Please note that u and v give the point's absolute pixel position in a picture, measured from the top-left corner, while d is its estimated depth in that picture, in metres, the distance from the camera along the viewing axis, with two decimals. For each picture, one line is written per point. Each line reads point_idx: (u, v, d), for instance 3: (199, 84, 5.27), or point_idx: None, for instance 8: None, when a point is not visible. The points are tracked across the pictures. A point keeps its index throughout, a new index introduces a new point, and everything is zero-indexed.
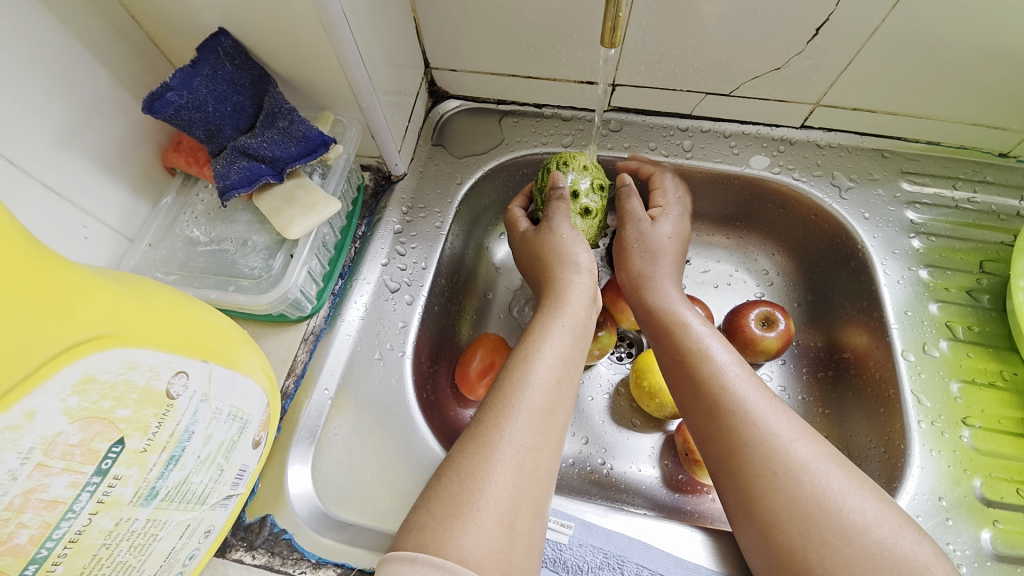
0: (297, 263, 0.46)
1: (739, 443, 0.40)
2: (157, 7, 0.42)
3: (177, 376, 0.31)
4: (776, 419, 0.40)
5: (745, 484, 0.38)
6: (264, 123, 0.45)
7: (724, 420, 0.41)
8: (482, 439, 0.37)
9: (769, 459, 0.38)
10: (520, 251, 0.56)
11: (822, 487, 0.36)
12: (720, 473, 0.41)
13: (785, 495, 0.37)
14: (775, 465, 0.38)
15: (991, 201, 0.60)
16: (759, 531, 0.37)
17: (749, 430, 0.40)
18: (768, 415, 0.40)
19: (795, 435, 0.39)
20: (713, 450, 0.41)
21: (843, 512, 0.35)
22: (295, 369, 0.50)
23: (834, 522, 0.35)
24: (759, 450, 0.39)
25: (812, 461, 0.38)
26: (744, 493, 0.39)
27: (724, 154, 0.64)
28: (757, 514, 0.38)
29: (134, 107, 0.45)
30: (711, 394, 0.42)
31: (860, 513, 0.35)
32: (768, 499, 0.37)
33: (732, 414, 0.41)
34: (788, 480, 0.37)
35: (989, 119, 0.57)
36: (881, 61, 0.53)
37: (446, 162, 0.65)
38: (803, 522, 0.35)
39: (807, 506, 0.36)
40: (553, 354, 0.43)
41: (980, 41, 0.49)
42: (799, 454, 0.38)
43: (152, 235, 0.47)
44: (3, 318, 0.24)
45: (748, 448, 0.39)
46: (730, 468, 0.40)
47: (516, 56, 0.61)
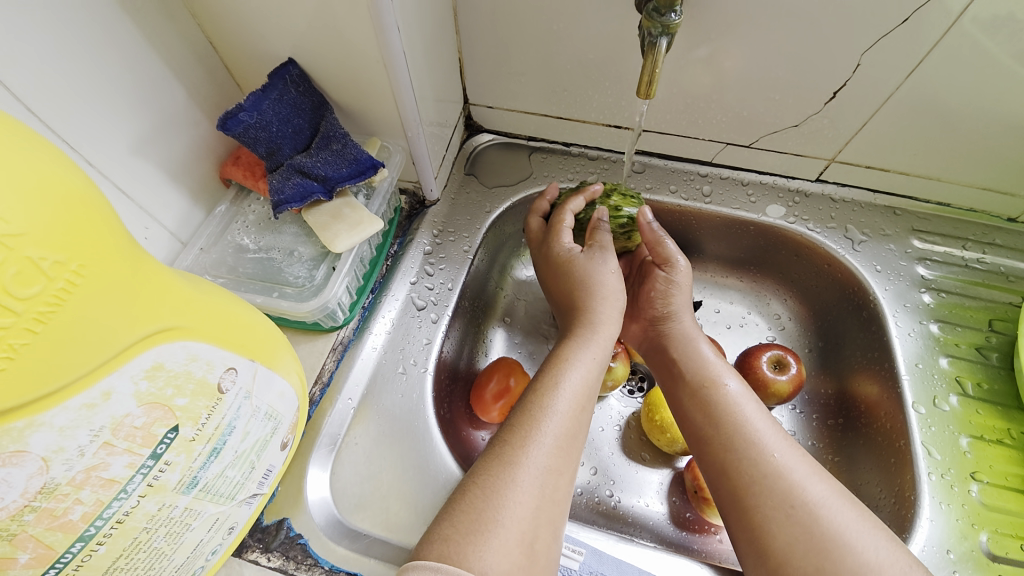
0: (339, 276, 0.49)
1: (761, 474, 0.41)
2: (237, 37, 0.47)
3: (227, 372, 0.33)
4: (792, 455, 0.42)
5: (762, 516, 0.39)
6: (319, 145, 0.49)
7: (743, 453, 0.42)
8: (505, 459, 0.38)
9: (788, 493, 0.39)
10: (555, 268, 0.55)
11: (837, 524, 0.38)
12: (732, 509, 0.41)
13: (801, 529, 0.38)
14: (793, 500, 0.39)
15: (1000, 264, 0.62)
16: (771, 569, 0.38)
17: (772, 466, 0.41)
18: (786, 451, 0.42)
19: (810, 473, 0.41)
20: (727, 489, 0.42)
21: (858, 549, 0.37)
22: (321, 377, 0.53)
23: (848, 558, 0.36)
24: (778, 484, 0.40)
25: (826, 498, 0.39)
26: (755, 528, 0.40)
27: (742, 201, 0.67)
28: (769, 552, 0.38)
29: (203, 122, 0.49)
30: (732, 425, 0.44)
31: (873, 552, 0.36)
32: (783, 533, 0.38)
33: (752, 449, 0.42)
34: (806, 514, 0.38)
35: (998, 185, 0.60)
36: (894, 124, 0.57)
37: (477, 191, 0.69)
38: (819, 558, 0.37)
39: (823, 541, 0.37)
40: (578, 381, 0.44)
41: (986, 112, 0.53)
42: (813, 491, 0.39)
43: (204, 240, 0.50)
44: (102, 302, 0.25)
45: (769, 479, 0.40)
46: (743, 507, 0.41)
47: (550, 98, 0.65)
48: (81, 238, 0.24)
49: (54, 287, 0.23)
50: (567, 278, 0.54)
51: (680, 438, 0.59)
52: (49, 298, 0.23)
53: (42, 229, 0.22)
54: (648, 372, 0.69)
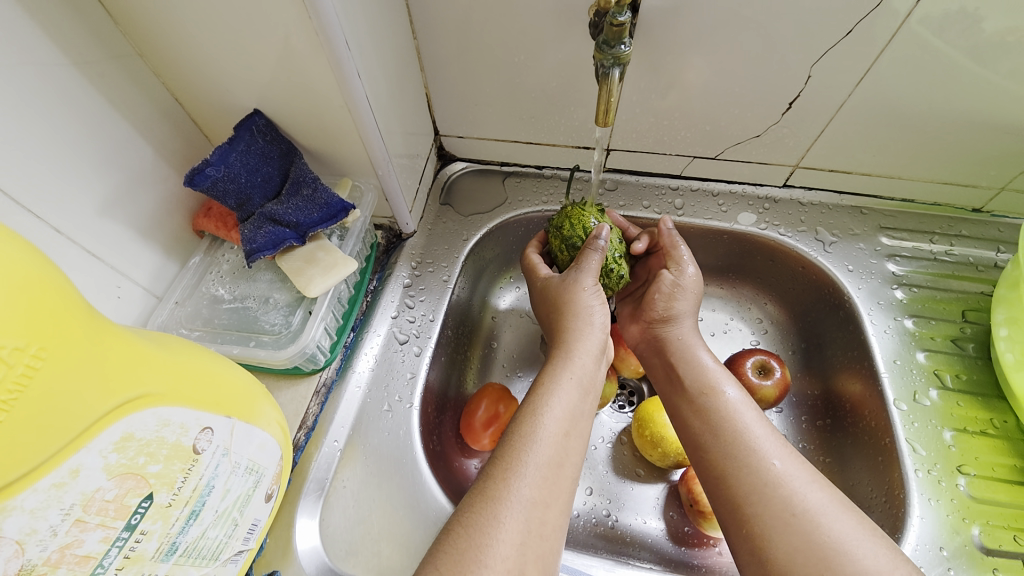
0: (316, 319, 0.48)
1: (760, 481, 0.41)
2: (203, 93, 0.48)
3: (202, 433, 0.33)
4: (789, 462, 0.42)
5: (763, 526, 0.39)
6: (289, 191, 0.49)
7: (741, 461, 0.43)
8: (488, 495, 0.38)
9: (787, 501, 0.40)
10: (541, 296, 0.57)
11: (836, 531, 0.38)
12: (733, 525, 0.41)
13: (802, 536, 0.38)
14: (793, 507, 0.39)
15: (968, 254, 0.64)
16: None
17: (767, 477, 0.41)
18: (782, 457, 0.42)
19: (805, 480, 0.41)
20: (725, 500, 0.42)
21: (856, 556, 0.36)
22: (306, 422, 0.52)
23: (849, 567, 0.36)
24: (777, 492, 0.40)
25: (821, 505, 0.39)
26: (757, 538, 0.39)
27: (713, 212, 0.69)
28: (771, 564, 0.38)
29: (172, 177, 0.50)
30: (727, 432, 0.45)
31: (872, 558, 0.36)
32: (785, 541, 0.38)
33: (749, 457, 0.43)
34: (806, 522, 0.38)
35: (958, 179, 0.62)
36: (851, 128, 0.59)
37: (453, 220, 0.70)
38: (820, 566, 0.36)
39: (824, 549, 0.37)
40: (560, 407, 0.44)
41: (934, 113, 0.55)
42: (811, 497, 0.40)
43: (178, 294, 0.50)
44: (68, 379, 0.25)
45: (768, 487, 0.41)
46: (741, 517, 0.41)
47: (518, 125, 0.67)
48: (42, 319, 0.24)
49: (15, 373, 0.23)
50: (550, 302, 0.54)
51: (672, 452, 0.59)
52: (11, 384, 0.23)
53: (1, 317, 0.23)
54: (636, 386, 0.69)
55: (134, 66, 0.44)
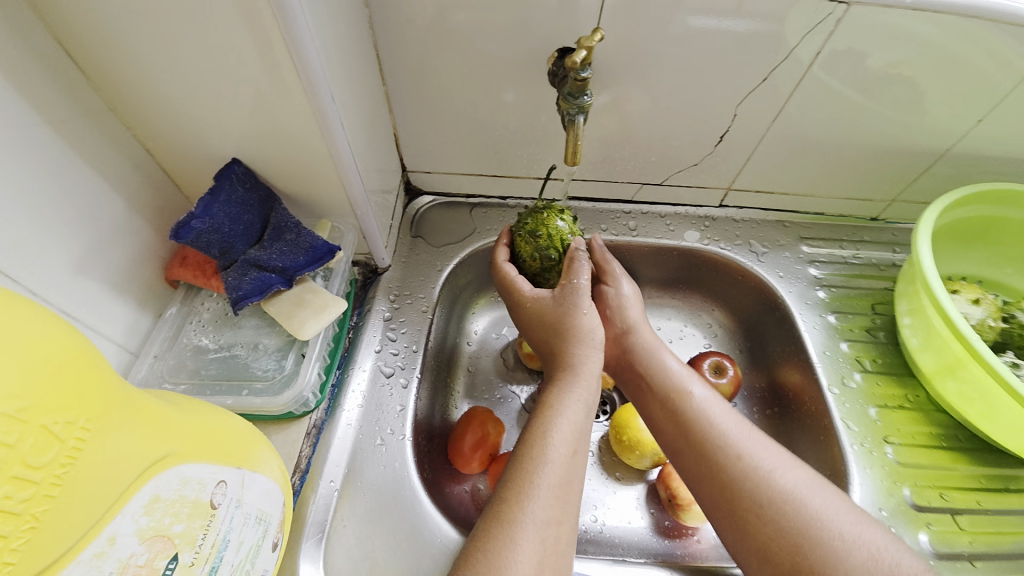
0: (309, 362, 0.48)
1: (735, 469, 0.47)
2: (176, 144, 0.48)
3: (218, 486, 0.33)
4: (759, 447, 0.48)
5: (746, 507, 0.45)
6: (271, 237, 0.50)
7: (719, 453, 0.48)
8: (502, 519, 0.41)
9: (759, 482, 0.46)
10: (529, 314, 0.56)
11: (802, 504, 0.44)
12: (718, 508, 0.47)
13: (776, 512, 0.44)
14: (765, 487, 0.45)
15: (872, 257, 0.76)
16: (758, 556, 0.44)
17: (747, 471, 0.47)
18: (751, 444, 0.48)
19: (781, 464, 0.47)
20: (711, 488, 0.48)
21: (822, 521, 0.43)
22: (300, 465, 0.52)
23: (816, 531, 0.42)
24: (751, 475, 0.46)
25: (791, 481, 0.45)
26: (743, 518, 0.45)
27: (662, 231, 0.76)
28: (754, 537, 0.44)
29: (144, 228, 0.49)
30: (705, 434, 0.50)
31: (834, 520, 0.43)
32: (763, 518, 0.44)
33: (723, 448, 0.48)
34: (775, 499, 0.45)
35: (856, 194, 0.74)
36: (770, 156, 0.69)
37: (426, 251, 0.72)
38: (792, 535, 0.43)
39: (793, 520, 0.43)
40: (567, 427, 0.46)
41: (833, 142, 0.66)
42: (779, 475, 0.46)
43: (158, 347, 0.49)
44: (104, 447, 0.26)
45: (743, 474, 0.46)
46: (727, 501, 0.47)
47: (483, 159, 0.71)
48: (87, 390, 0.25)
49: (66, 447, 0.24)
50: (547, 322, 0.55)
51: (647, 452, 0.64)
52: (63, 458, 0.23)
53: (52, 392, 0.23)
54: (609, 396, 0.74)
55: (105, 120, 0.44)
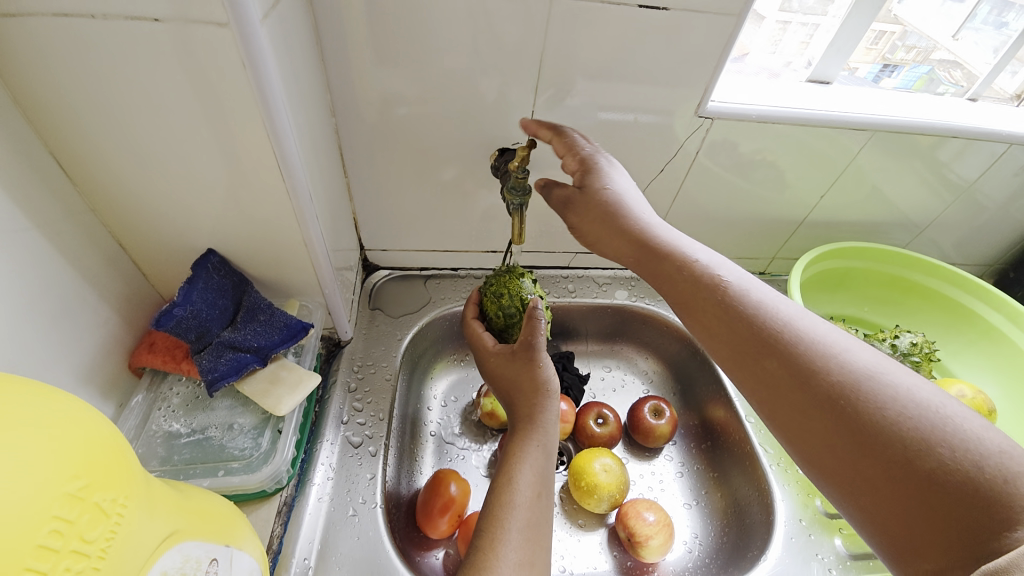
0: (286, 437, 0.50)
1: (797, 347, 0.44)
2: (152, 239, 0.51)
3: (210, 564, 0.34)
4: (827, 333, 0.45)
5: (837, 389, 0.41)
6: (245, 319, 0.53)
7: (770, 331, 0.45)
8: (479, 567, 0.44)
9: (837, 365, 0.42)
10: (494, 367, 0.62)
11: (893, 386, 0.40)
12: (796, 395, 0.43)
13: (874, 395, 0.40)
14: (848, 371, 0.41)
15: None
16: (792, 423, 0.43)
17: (797, 351, 0.44)
18: (813, 326, 0.45)
19: (850, 348, 0.43)
20: (767, 371, 0.45)
21: (923, 403, 0.38)
22: (272, 546, 0.52)
23: (921, 413, 0.38)
24: (822, 356, 0.43)
25: (871, 363, 0.42)
26: (827, 396, 0.41)
27: (596, 292, 0.88)
28: (853, 420, 0.40)
29: (112, 319, 0.50)
30: (751, 318, 0.47)
31: (934, 402, 0.39)
32: (864, 400, 0.40)
33: (785, 334, 0.45)
34: (864, 378, 0.41)
35: (745, 253, 0.91)
36: (674, 226, 0.84)
37: (386, 322, 0.77)
38: (896, 415, 0.38)
39: (891, 397, 0.39)
40: (531, 472, 0.51)
41: (720, 215, 0.83)
42: (859, 360, 0.42)
43: (122, 438, 0.48)
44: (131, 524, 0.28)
45: (812, 356, 0.43)
46: (810, 386, 0.42)
47: (436, 237, 0.80)
48: (123, 469, 0.28)
49: (110, 524, 0.26)
50: (506, 374, 0.60)
51: (604, 495, 0.70)
52: (108, 534, 0.26)
53: (100, 473, 0.26)
54: (564, 447, 0.81)
55: (85, 220, 0.47)
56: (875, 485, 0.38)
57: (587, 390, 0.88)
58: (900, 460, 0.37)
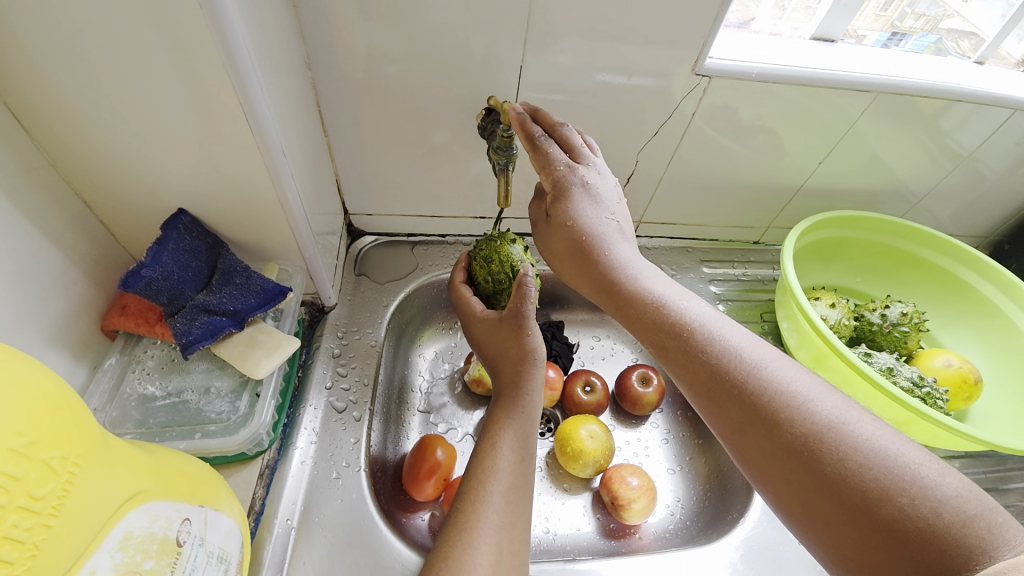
0: (265, 401, 0.50)
1: (761, 390, 0.43)
2: (119, 197, 0.49)
3: (183, 523, 0.34)
4: (795, 375, 0.43)
5: (800, 436, 0.40)
6: (220, 281, 0.52)
7: (737, 373, 0.44)
8: (460, 527, 0.45)
9: (803, 411, 0.41)
10: (482, 332, 0.61)
11: (859, 436, 0.39)
12: (759, 440, 0.42)
13: (838, 446, 0.38)
14: (813, 418, 0.40)
15: (757, 273, 0.91)
16: (757, 460, 0.42)
17: (763, 392, 0.43)
18: (781, 368, 0.44)
19: (817, 393, 0.42)
20: (731, 416, 0.44)
21: (888, 453, 0.37)
22: (254, 506, 0.52)
23: (886, 465, 0.37)
24: (787, 402, 0.42)
25: (837, 410, 0.40)
26: (788, 444, 0.40)
27: None
28: (815, 470, 0.39)
29: (81, 280, 0.49)
30: (717, 359, 0.45)
31: (900, 452, 0.37)
32: (828, 449, 0.39)
33: (751, 376, 0.44)
34: (829, 428, 0.39)
35: (739, 222, 0.89)
36: (668, 193, 0.82)
37: (371, 288, 0.76)
38: (858, 465, 0.37)
39: (856, 449, 0.38)
40: (514, 438, 0.51)
41: (715, 181, 0.81)
42: (826, 407, 0.41)
43: (97, 400, 0.47)
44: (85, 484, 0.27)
45: (777, 400, 0.42)
46: (772, 432, 0.41)
47: (422, 202, 0.77)
48: (72, 430, 0.27)
49: (57, 483, 0.26)
50: (492, 342, 0.59)
51: (589, 459, 0.70)
52: (55, 493, 0.25)
53: (44, 432, 0.25)
54: (552, 414, 0.81)
55: (45, 176, 0.45)
56: (835, 530, 0.37)
57: (576, 359, 0.88)
58: (860, 511, 0.36)
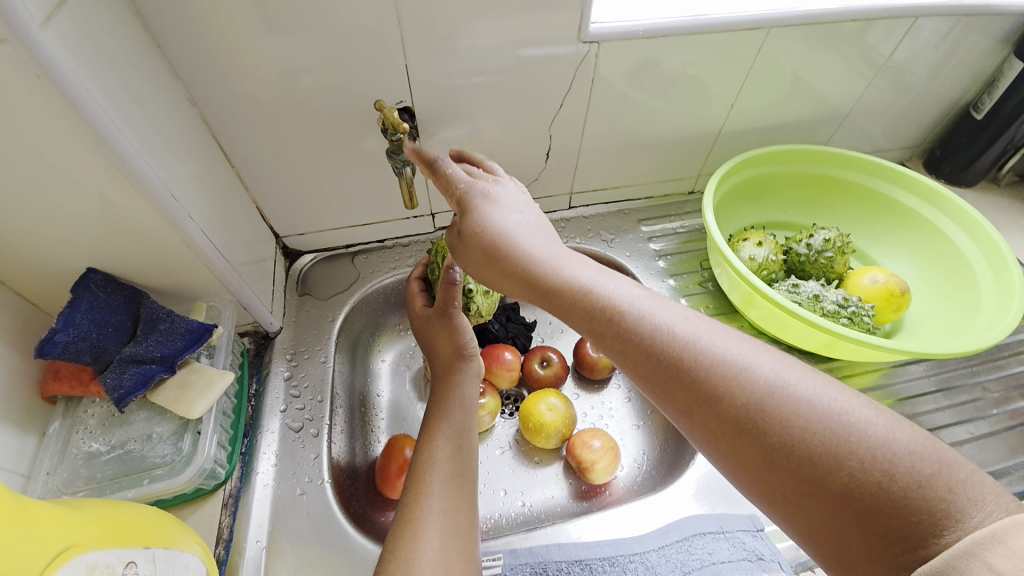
0: (206, 437, 0.52)
1: (703, 365, 0.38)
2: (27, 266, 0.50)
3: (127, 567, 0.37)
4: (736, 344, 0.39)
5: (749, 411, 0.36)
6: (145, 330, 0.53)
7: (672, 351, 0.40)
8: (406, 521, 0.47)
9: (749, 382, 0.36)
10: (421, 328, 0.64)
11: (811, 401, 0.35)
12: (707, 423, 0.37)
13: (790, 416, 0.34)
14: (759, 388, 0.36)
15: (695, 223, 0.92)
16: (712, 448, 0.37)
17: (705, 366, 0.38)
18: (720, 339, 0.39)
19: (759, 357, 0.37)
20: (676, 401, 0.39)
21: (841, 416, 0.33)
22: (222, 535, 0.55)
23: (842, 431, 0.33)
24: (732, 375, 0.37)
25: (782, 374, 0.36)
26: (740, 423, 0.36)
27: None
28: (772, 448, 0.34)
29: (9, 354, 0.49)
30: (653, 337, 0.41)
31: (857, 414, 0.33)
32: (780, 422, 0.35)
33: (691, 351, 0.39)
34: (776, 397, 0.35)
35: (670, 176, 0.90)
36: (592, 160, 0.82)
37: (316, 306, 0.77)
38: (813, 433, 0.33)
39: (809, 418, 0.34)
40: (450, 428, 0.54)
41: (636, 141, 0.81)
42: (771, 372, 0.36)
43: (47, 464, 0.49)
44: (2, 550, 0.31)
45: (720, 376, 0.37)
46: (722, 410, 0.37)
47: (350, 212, 0.78)
48: None
49: None
50: (427, 337, 0.63)
51: (552, 431, 0.73)
52: None
53: None
54: (517, 393, 0.83)
55: None
56: (800, 508, 0.33)
57: (535, 337, 0.90)
58: (819, 484, 0.33)
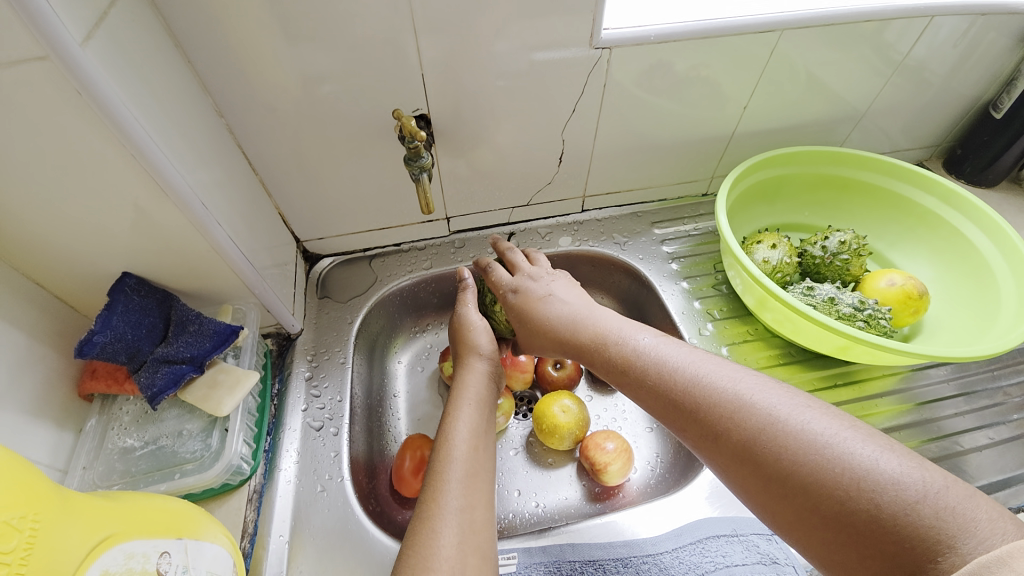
0: (234, 434, 0.55)
1: (708, 399, 0.44)
2: (66, 272, 0.52)
3: (162, 556, 0.39)
4: (741, 380, 0.45)
5: (748, 437, 0.41)
6: (176, 331, 0.56)
7: (683, 387, 0.46)
8: (425, 518, 0.48)
9: (749, 413, 0.42)
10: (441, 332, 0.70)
11: (804, 431, 0.39)
12: (715, 450, 0.43)
13: (782, 444, 0.39)
14: (758, 420, 0.41)
15: (708, 226, 0.92)
16: (723, 472, 0.43)
17: (711, 401, 0.44)
18: (725, 376, 0.45)
19: (760, 392, 0.43)
20: (688, 432, 0.45)
21: (833, 446, 0.37)
22: (247, 529, 0.57)
23: (831, 459, 0.37)
24: (732, 407, 0.43)
25: (780, 407, 0.41)
26: (740, 449, 0.41)
27: (539, 242, 0.88)
28: (769, 471, 0.39)
29: (49, 353, 0.52)
30: (665, 376, 0.48)
31: (846, 443, 0.37)
32: (774, 449, 0.40)
33: (698, 387, 0.45)
34: (773, 428, 0.40)
35: (683, 178, 0.90)
36: (605, 163, 0.83)
37: (335, 308, 0.79)
38: (804, 459, 0.38)
39: (801, 445, 0.38)
40: (466, 428, 0.56)
41: (648, 144, 0.82)
42: (769, 406, 0.42)
43: (84, 459, 0.52)
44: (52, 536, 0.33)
45: (724, 408, 0.43)
46: (723, 439, 0.43)
47: (367, 217, 0.80)
48: (31, 493, 0.33)
49: (24, 536, 0.31)
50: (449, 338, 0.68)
51: (566, 432, 0.74)
52: (23, 545, 0.31)
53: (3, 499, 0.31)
54: (530, 395, 0.84)
55: None
56: (801, 531, 0.38)
57: None
58: (813, 508, 0.37)
